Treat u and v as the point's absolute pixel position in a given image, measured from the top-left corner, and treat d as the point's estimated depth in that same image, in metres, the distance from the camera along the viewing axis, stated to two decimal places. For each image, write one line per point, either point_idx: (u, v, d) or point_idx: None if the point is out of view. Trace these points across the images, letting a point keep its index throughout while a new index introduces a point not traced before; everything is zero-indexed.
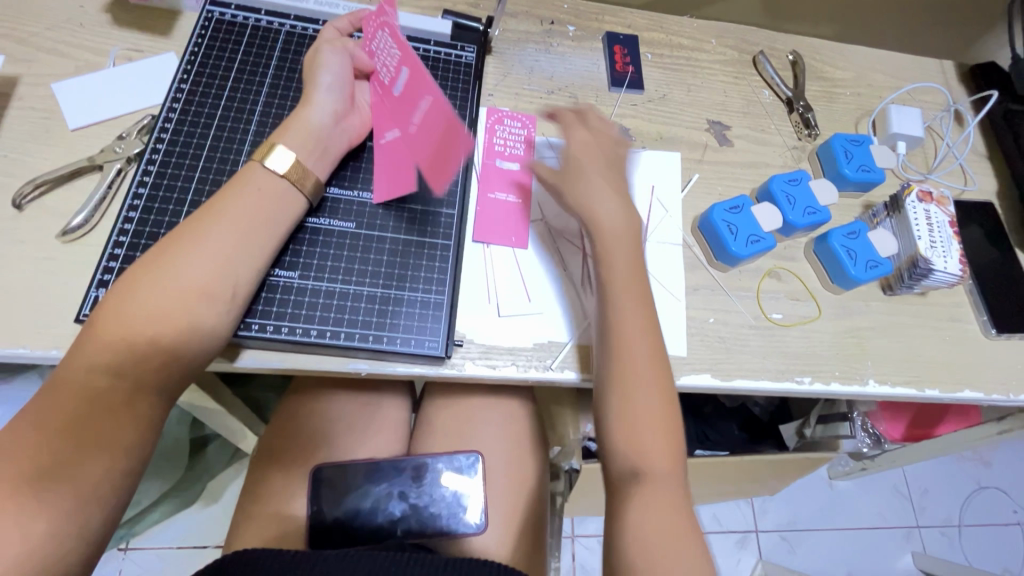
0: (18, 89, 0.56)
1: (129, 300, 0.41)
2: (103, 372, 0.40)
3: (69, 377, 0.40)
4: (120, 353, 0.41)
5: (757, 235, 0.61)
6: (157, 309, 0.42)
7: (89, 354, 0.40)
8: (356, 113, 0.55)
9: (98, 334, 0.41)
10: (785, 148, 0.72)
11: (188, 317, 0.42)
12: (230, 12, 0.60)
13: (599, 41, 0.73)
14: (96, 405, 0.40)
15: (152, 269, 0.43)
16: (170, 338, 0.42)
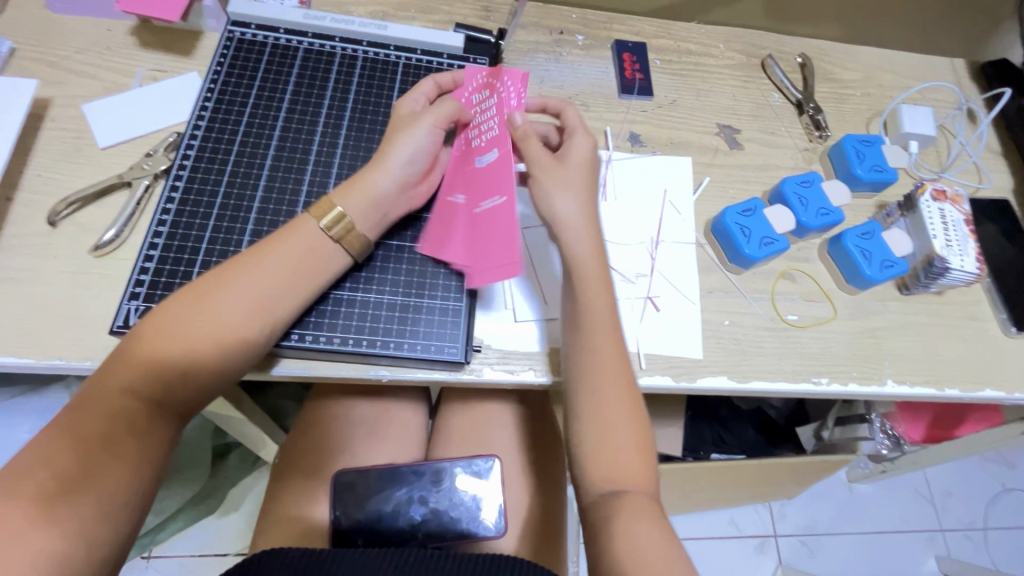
0: (51, 111, 0.58)
1: (168, 334, 0.43)
2: (135, 394, 0.41)
3: (100, 396, 0.41)
4: (156, 383, 0.42)
5: (770, 237, 0.61)
6: (191, 345, 0.43)
7: (122, 377, 0.41)
8: (425, 180, 0.55)
9: (133, 359, 0.42)
10: (796, 150, 0.73)
11: (225, 355, 0.44)
12: (250, 32, 0.62)
13: (608, 49, 0.74)
14: (126, 423, 0.41)
15: (194, 308, 0.43)
16: (207, 374, 0.44)
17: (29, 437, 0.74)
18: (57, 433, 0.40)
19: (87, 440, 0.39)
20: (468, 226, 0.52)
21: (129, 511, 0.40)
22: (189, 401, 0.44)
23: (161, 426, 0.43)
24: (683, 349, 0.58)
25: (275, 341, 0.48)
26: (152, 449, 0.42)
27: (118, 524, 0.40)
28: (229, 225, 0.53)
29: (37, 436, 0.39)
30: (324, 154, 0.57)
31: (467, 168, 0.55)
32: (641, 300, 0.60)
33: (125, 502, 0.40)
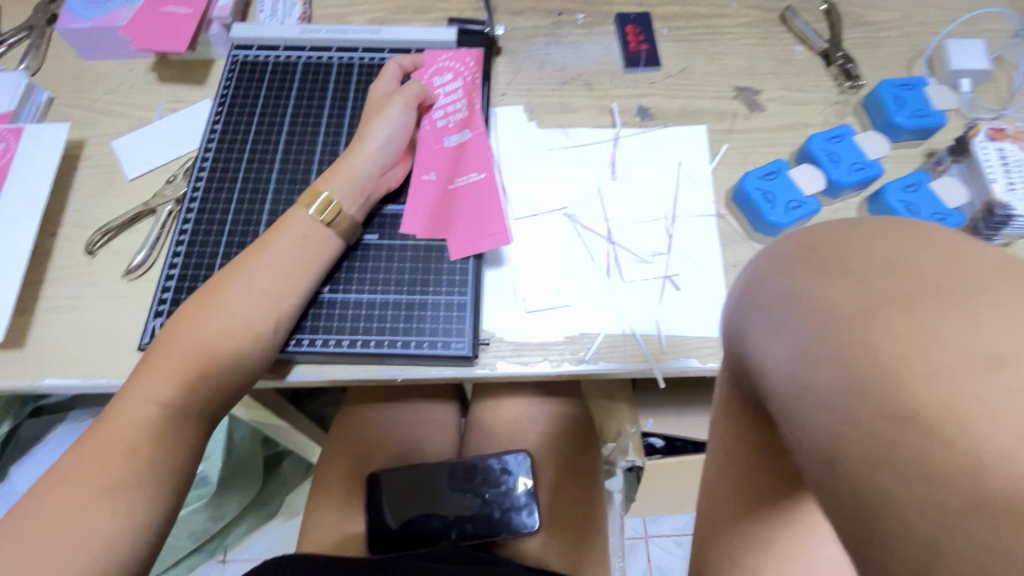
0: (85, 151, 0.63)
1: (184, 335, 0.45)
2: (156, 399, 0.43)
3: (124, 408, 0.43)
4: (173, 384, 0.44)
5: (798, 200, 0.57)
6: (204, 342, 0.45)
7: (143, 382, 0.44)
8: (402, 160, 0.57)
9: (156, 361, 0.44)
10: (825, 104, 0.67)
11: (237, 351, 0.45)
12: (253, 53, 0.64)
13: (610, 24, 0.71)
14: (148, 434, 0.42)
15: (204, 308, 0.46)
16: (223, 374, 0.45)
17: None
18: (87, 449, 0.42)
19: (112, 454, 0.41)
20: (444, 199, 0.56)
21: (158, 523, 0.42)
22: (207, 412, 0.45)
23: (186, 437, 0.44)
24: (708, 329, 0.55)
25: (283, 339, 0.49)
26: (174, 461, 0.43)
27: (145, 534, 0.41)
28: (241, 238, 0.55)
29: (70, 450, 0.42)
30: (326, 161, 0.59)
31: (431, 145, 0.59)
32: (659, 279, 0.57)
33: (149, 513, 0.41)
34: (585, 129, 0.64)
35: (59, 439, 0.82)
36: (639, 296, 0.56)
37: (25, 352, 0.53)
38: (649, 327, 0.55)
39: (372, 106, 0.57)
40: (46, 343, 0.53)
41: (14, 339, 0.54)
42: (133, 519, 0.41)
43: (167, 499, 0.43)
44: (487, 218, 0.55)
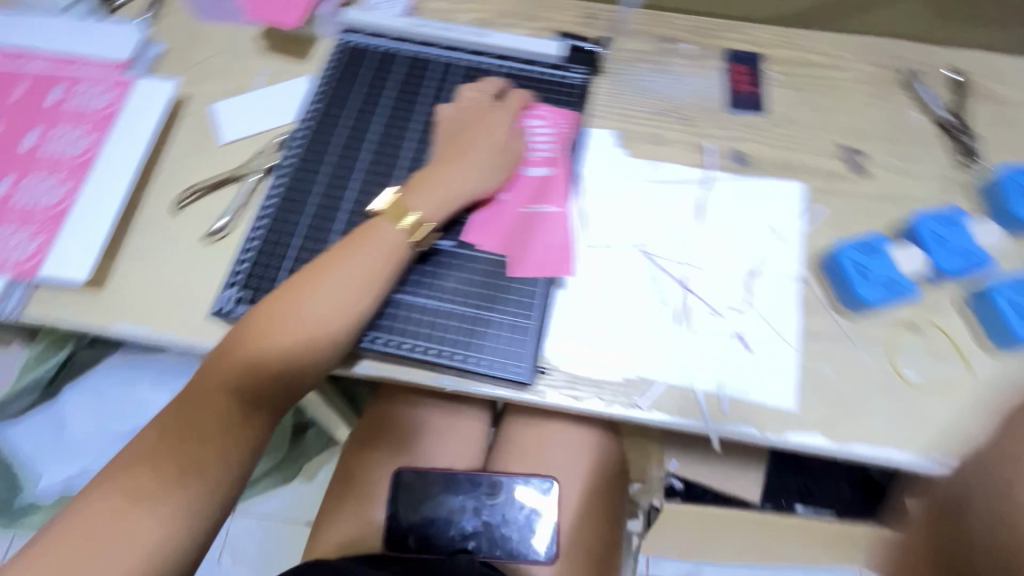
0: (187, 109, 0.65)
1: (264, 347, 0.45)
2: (230, 400, 0.44)
3: (203, 390, 0.44)
4: (249, 392, 0.44)
5: (894, 280, 0.54)
6: (285, 358, 0.45)
7: (219, 383, 0.44)
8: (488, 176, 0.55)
9: (232, 365, 0.45)
10: (937, 180, 0.62)
11: (312, 365, 0.46)
12: (359, 39, 0.65)
13: (719, 59, 0.69)
14: (216, 419, 0.43)
15: (285, 322, 0.45)
16: (299, 369, 0.45)
17: (145, 388, 0.86)
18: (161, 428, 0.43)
19: (183, 441, 0.42)
20: (519, 225, 0.55)
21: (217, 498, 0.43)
22: (278, 402, 0.46)
23: (256, 422, 0.45)
24: (775, 399, 0.52)
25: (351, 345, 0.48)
26: (244, 441, 0.44)
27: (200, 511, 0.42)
28: (321, 223, 0.56)
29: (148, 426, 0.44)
30: (413, 160, 0.59)
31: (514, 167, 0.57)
32: (730, 337, 0.54)
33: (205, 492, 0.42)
34: (676, 166, 0.62)
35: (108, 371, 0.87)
36: (706, 351, 0.53)
37: (103, 294, 0.55)
38: (712, 386, 0.52)
39: (469, 121, 0.57)
40: (124, 290, 0.55)
41: (95, 281, 0.56)
42: (198, 490, 0.41)
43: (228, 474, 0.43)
44: (556, 257, 0.55)
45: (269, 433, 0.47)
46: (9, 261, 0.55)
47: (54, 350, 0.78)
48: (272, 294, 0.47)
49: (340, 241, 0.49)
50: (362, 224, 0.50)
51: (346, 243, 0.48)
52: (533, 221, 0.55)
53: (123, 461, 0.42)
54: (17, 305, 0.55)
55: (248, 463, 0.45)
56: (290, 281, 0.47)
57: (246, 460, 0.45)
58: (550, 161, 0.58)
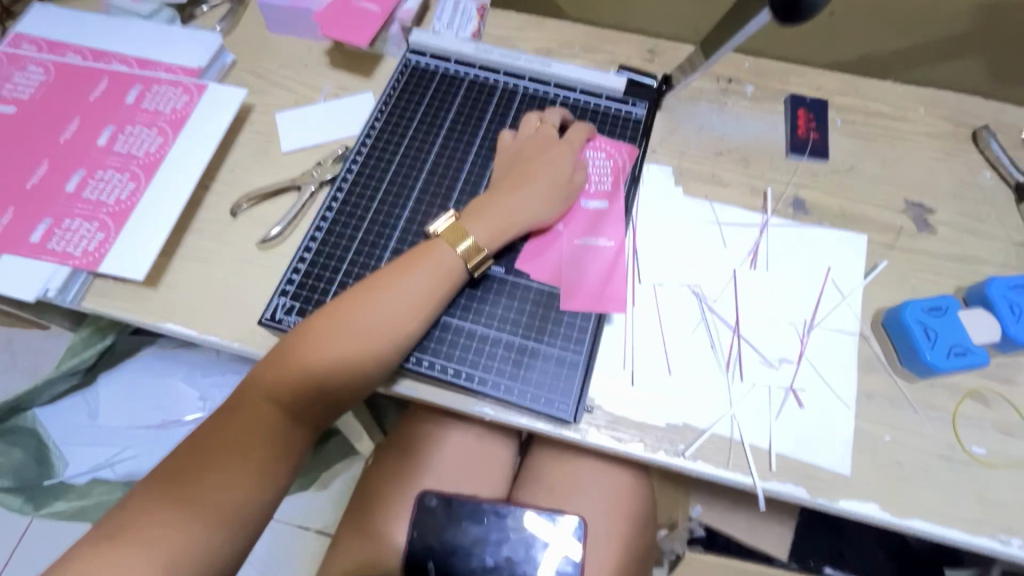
0: (252, 116, 0.67)
1: (315, 357, 0.46)
2: (280, 406, 0.46)
3: (255, 396, 0.46)
4: (297, 399, 0.47)
5: (964, 347, 0.51)
6: (334, 370, 0.46)
7: (271, 389, 0.46)
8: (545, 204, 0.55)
9: (284, 372, 0.46)
10: (1008, 244, 0.60)
11: (358, 380, 0.47)
12: (425, 60, 0.67)
13: (781, 102, 0.68)
14: (265, 424, 0.46)
15: (338, 335, 0.47)
16: (345, 389, 0.47)
17: (178, 382, 0.88)
18: (214, 427, 0.46)
19: (232, 442, 0.45)
20: (572, 256, 0.54)
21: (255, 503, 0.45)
22: (322, 415, 0.48)
23: (300, 432, 0.48)
24: (827, 460, 0.49)
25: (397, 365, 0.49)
26: (287, 450, 0.47)
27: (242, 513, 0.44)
28: (375, 239, 0.57)
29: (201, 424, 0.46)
30: (470, 183, 0.59)
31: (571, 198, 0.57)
32: (782, 390, 0.52)
33: (248, 494, 0.45)
34: (733, 208, 0.61)
35: (145, 361, 0.88)
36: (756, 403, 0.51)
37: (157, 291, 0.57)
38: (761, 440, 0.50)
39: (531, 150, 0.57)
40: (178, 288, 0.57)
41: (151, 278, 0.57)
42: None
43: (264, 479, 0.46)
44: (609, 291, 0.53)
45: (310, 440, 0.49)
46: (73, 252, 0.56)
47: (96, 339, 0.78)
48: (326, 307, 0.48)
49: (396, 260, 0.50)
50: (418, 244, 0.52)
51: (403, 264, 0.50)
52: (586, 253, 0.55)
53: (178, 459, 0.45)
54: (76, 296, 0.56)
55: (286, 471, 0.47)
56: (346, 295, 0.49)
57: (285, 468, 0.47)
58: (608, 195, 0.58)
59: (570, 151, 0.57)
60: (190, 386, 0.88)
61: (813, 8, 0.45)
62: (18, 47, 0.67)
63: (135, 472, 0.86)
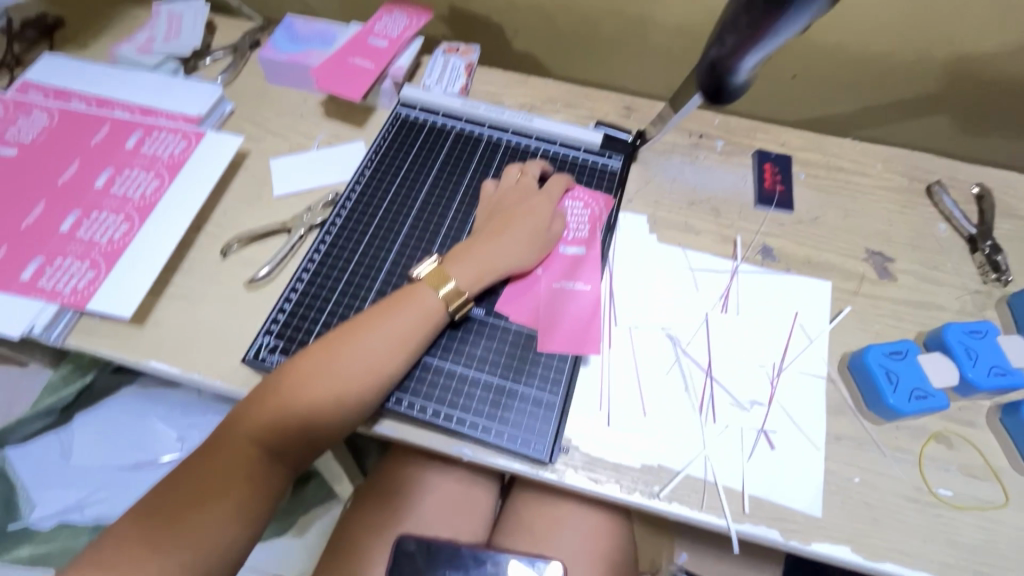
0: (247, 161, 0.70)
1: (297, 396, 0.47)
2: (260, 445, 0.47)
3: (236, 435, 0.47)
4: (277, 439, 0.47)
5: (924, 390, 0.53)
6: (315, 409, 0.47)
7: (252, 428, 0.47)
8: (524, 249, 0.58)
9: (265, 411, 0.47)
10: (964, 291, 0.63)
11: (338, 419, 0.48)
12: (414, 113, 0.71)
13: (748, 157, 0.72)
14: (244, 464, 0.46)
15: (320, 375, 0.48)
16: (325, 428, 0.48)
17: (156, 422, 0.87)
18: (193, 467, 0.46)
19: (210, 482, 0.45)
20: (550, 299, 0.57)
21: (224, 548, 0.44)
22: (301, 455, 0.49)
23: (279, 473, 0.48)
24: (798, 502, 0.50)
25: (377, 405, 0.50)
26: (264, 492, 0.47)
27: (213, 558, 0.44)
28: (360, 280, 0.59)
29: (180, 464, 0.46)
30: (453, 229, 0.62)
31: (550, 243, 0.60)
32: (754, 432, 0.53)
33: (223, 536, 0.44)
34: (705, 255, 0.64)
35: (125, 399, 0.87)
36: (729, 444, 0.53)
37: (143, 329, 0.57)
38: (734, 481, 0.51)
39: (512, 200, 0.60)
40: (164, 326, 0.58)
41: (138, 316, 0.58)
42: None
43: (240, 522, 0.45)
44: (585, 332, 0.55)
45: (289, 480, 0.49)
46: (62, 290, 0.57)
47: (76, 376, 0.77)
48: (310, 347, 0.49)
49: (380, 302, 0.52)
50: (402, 287, 0.54)
51: (386, 305, 0.52)
52: (564, 296, 0.57)
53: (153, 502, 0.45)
54: (61, 334, 0.57)
55: (262, 512, 0.47)
56: (330, 335, 0.50)
57: (259, 510, 0.47)
58: (585, 241, 0.61)
59: (549, 201, 0.60)
60: (168, 426, 0.86)
61: (738, 90, 0.48)
62: (25, 94, 0.71)
63: (104, 516, 0.83)
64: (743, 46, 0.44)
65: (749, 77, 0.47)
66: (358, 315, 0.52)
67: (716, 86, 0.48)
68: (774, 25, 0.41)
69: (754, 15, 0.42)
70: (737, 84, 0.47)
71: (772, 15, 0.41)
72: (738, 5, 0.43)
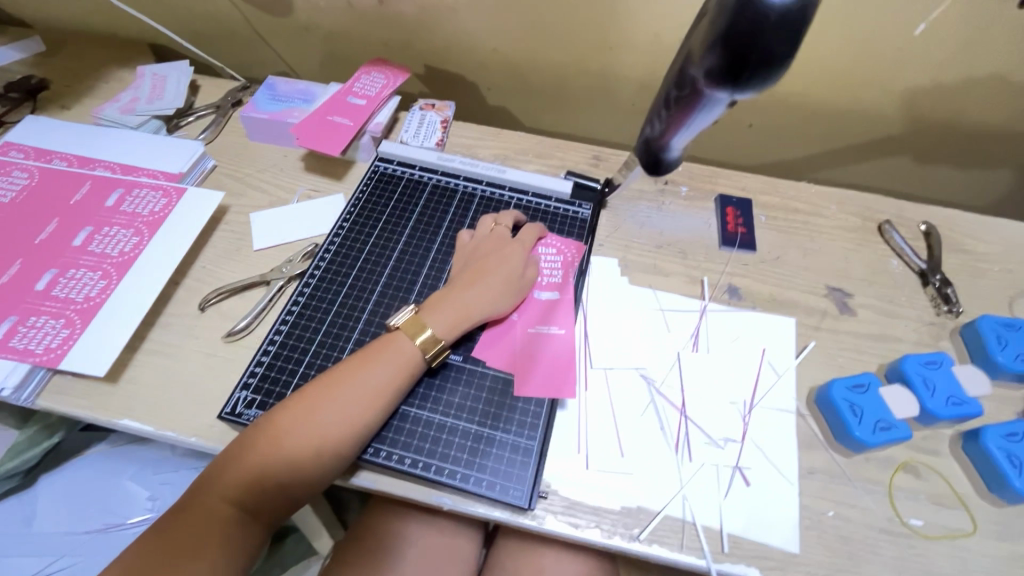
0: (227, 216, 0.71)
1: (274, 450, 0.47)
2: (236, 503, 0.46)
3: (211, 493, 0.46)
4: (254, 496, 0.47)
5: (888, 422, 0.55)
6: (292, 463, 0.47)
7: (228, 486, 0.46)
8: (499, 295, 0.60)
9: (242, 467, 0.47)
10: (920, 323, 0.66)
11: (316, 473, 0.47)
12: (392, 167, 0.74)
13: (711, 201, 0.76)
14: (219, 523, 0.45)
15: (297, 427, 0.48)
16: (302, 483, 0.48)
17: (124, 482, 0.84)
18: (165, 529, 0.45)
19: (183, 544, 0.44)
20: (525, 343, 0.58)
21: None
22: (278, 511, 0.48)
23: (255, 531, 0.47)
24: (775, 538, 0.51)
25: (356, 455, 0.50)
26: (240, 552, 0.46)
27: None
28: (338, 330, 0.60)
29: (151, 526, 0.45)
30: (431, 277, 0.64)
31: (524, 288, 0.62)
32: (729, 469, 0.54)
33: None
34: (674, 295, 0.67)
35: (95, 458, 0.85)
36: (705, 483, 0.53)
37: (117, 387, 0.57)
38: (712, 520, 0.52)
39: (487, 249, 0.63)
40: (138, 383, 0.57)
41: (112, 374, 0.58)
42: None
43: None
44: (560, 375, 0.57)
45: (265, 538, 0.48)
46: (34, 350, 0.57)
47: (41, 438, 0.75)
48: (287, 400, 0.50)
49: (358, 352, 0.53)
50: (380, 336, 0.55)
51: (364, 355, 0.53)
52: (539, 340, 0.58)
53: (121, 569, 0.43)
54: (31, 394, 0.56)
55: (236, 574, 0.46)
56: (307, 387, 0.50)
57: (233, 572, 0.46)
58: (558, 286, 0.63)
59: (523, 248, 0.63)
60: (135, 486, 0.84)
61: (673, 164, 0.51)
62: (5, 154, 0.72)
63: None
64: (668, 131, 0.47)
65: (681, 153, 0.50)
66: (337, 365, 0.52)
67: (652, 161, 0.51)
68: (689, 116, 0.44)
69: (674, 105, 0.45)
70: (670, 159, 0.50)
71: (686, 107, 0.44)
72: (663, 93, 0.46)
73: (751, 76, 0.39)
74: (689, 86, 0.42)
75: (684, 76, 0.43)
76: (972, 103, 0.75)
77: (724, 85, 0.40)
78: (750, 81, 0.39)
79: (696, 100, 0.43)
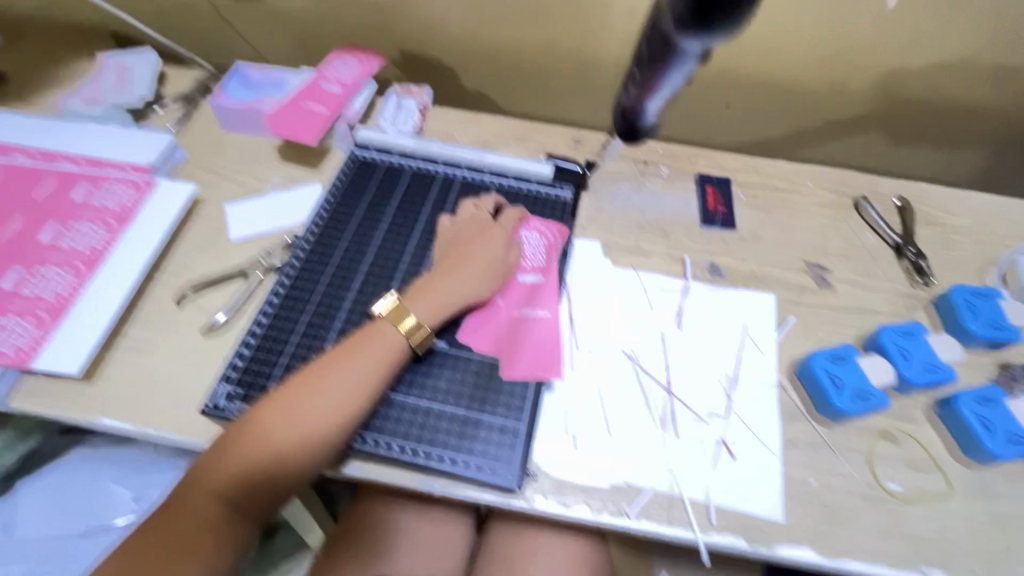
0: (200, 208, 0.69)
1: (260, 445, 0.46)
2: (224, 499, 0.46)
3: (197, 490, 0.45)
4: (242, 491, 0.46)
5: (867, 391, 0.56)
6: (279, 456, 0.46)
7: (215, 482, 0.46)
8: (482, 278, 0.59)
9: (227, 464, 0.46)
10: (895, 295, 0.68)
11: (304, 464, 0.47)
12: (370, 153, 0.72)
13: (691, 181, 0.76)
14: (208, 519, 0.45)
15: (283, 420, 0.47)
16: (290, 475, 0.47)
17: (107, 483, 0.82)
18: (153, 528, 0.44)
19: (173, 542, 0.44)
20: (510, 327, 0.58)
21: None
22: (268, 505, 0.48)
23: (245, 527, 0.47)
24: (760, 508, 0.52)
25: (344, 445, 0.49)
26: (231, 547, 0.46)
27: None
28: (320, 320, 0.59)
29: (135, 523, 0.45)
30: (412, 263, 0.63)
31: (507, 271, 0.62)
32: (714, 443, 0.55)
33: None
34: (656, 275, 0.67)
35: (76, 461, 0.83)
36: (691, 457, 0.54)
37: (93, 386, 0.55)
38: (698, 493, 0.52)
39: (469, 233, 0.62)
40: (116, 381, 0.56)
41: (87, 373, 0.56)
42: None
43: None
44: (546, 356, 0.57)
45: (257, 531, 0.48)
46: (4, 350, 0.55)
47: None
48: (270, 392, 0.49)
49: (342, 342, 0.52)
50: (364, 325, 0.54)
51: (348, 345, 0.52)
52: (524, 323, 0.59)
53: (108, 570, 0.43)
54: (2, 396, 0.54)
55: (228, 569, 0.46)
56: (292, 379, 0.50)
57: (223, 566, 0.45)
58: (541, 269, 0.63)
59: (505, 232, 0.63)
60: (120, 487, 0.82)
61: (650, 130, 0.51)
62: None
63: None
64: (643, 94, 0.47)
65: (657, 118, 0.50)
66: (321, 356, 0.52)
67: (629, 127, 0.51)
68: (662, 74, 0.44)
69: (646, 66, 0.45)
70: (647, 125, 0.51)
71: (659, 66, 0.44)
72: (637, 54, 0.46)
73: (716, 26, 0.38)
74: (659, 41, 0.42)
75: (655, 32, 0.42)
76: (943, 78, 0.76)
77: (691, 37, 0.39)
78: (715, 32, 0.38)
79: (667, 56, 0.42)
